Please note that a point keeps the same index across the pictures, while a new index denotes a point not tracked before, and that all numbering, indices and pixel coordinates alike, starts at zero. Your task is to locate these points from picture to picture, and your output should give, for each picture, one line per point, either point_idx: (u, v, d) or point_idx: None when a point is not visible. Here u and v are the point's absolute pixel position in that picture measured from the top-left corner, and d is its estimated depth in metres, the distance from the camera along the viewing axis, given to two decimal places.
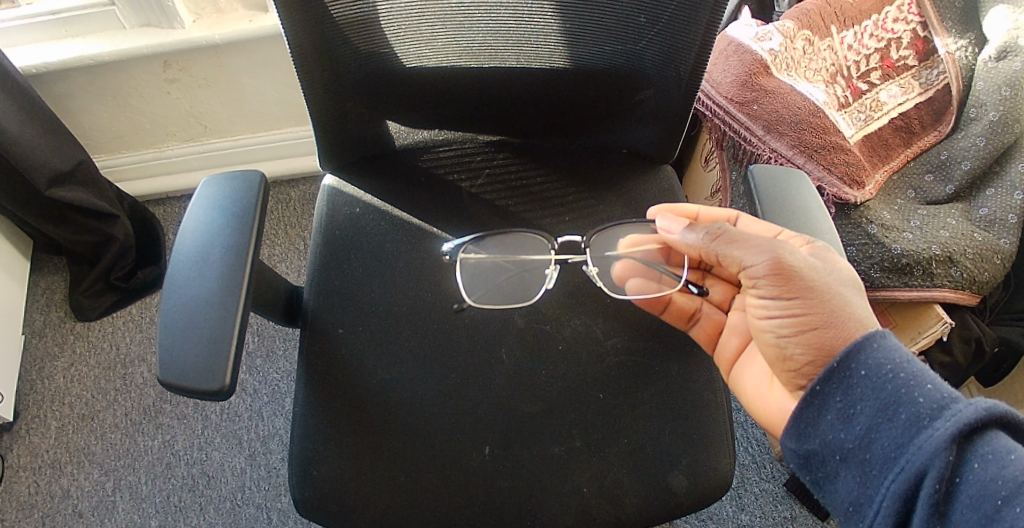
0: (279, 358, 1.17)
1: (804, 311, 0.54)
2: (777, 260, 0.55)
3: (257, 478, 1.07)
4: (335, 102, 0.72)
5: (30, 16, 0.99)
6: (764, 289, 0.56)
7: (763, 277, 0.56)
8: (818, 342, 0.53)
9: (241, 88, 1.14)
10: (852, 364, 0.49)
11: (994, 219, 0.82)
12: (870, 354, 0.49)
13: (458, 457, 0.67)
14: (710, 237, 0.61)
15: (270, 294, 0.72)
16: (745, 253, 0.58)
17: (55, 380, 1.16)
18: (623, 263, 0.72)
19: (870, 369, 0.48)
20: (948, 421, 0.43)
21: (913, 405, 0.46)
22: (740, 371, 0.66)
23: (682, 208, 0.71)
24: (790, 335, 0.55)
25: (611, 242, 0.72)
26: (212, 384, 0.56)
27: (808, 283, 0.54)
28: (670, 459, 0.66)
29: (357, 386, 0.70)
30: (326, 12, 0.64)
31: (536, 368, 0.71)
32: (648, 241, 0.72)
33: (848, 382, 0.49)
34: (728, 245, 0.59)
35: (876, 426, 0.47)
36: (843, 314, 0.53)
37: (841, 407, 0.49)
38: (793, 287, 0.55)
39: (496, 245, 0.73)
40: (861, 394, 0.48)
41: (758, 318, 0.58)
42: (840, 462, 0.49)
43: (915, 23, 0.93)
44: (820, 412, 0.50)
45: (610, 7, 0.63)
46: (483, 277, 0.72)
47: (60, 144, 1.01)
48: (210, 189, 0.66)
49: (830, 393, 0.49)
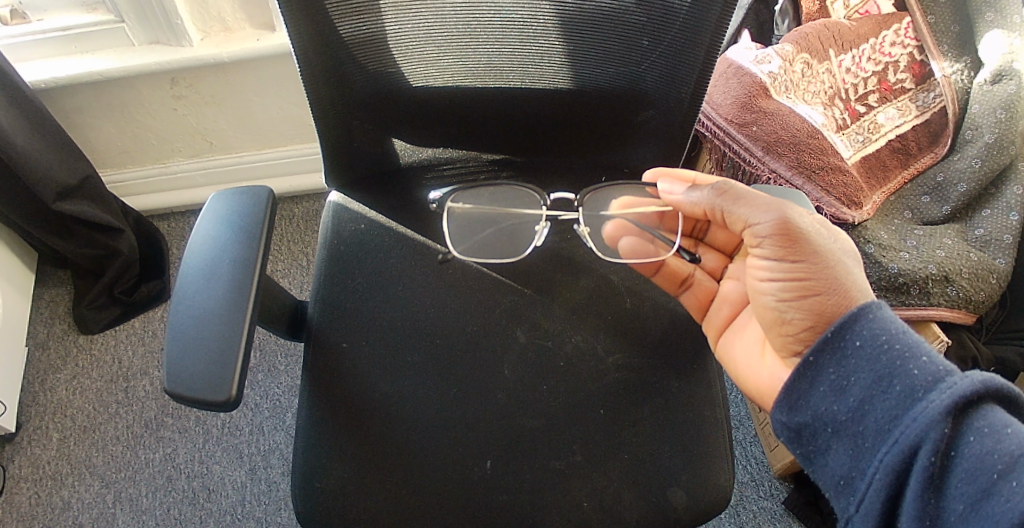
0: (280, 373, 1.17)
1: (808, 275, 0.56)
2: (784, 222, 0.57)
3: (258, 492, 1.07)
4: (343, 122, 0.73)
5: (41, 32, 1.00)
6: (767, 249, 0.59)
7: (767, 237, 0.58)
8: (818, 308, 0.55)
9: (247, 105, 1.16)
10: (848, 334, 0.50)
11: (989, 239, 0.84)
12: (866, 324, 0.50)
13: (461, 473, 0.67)
14: (717, 193, 0.62)
15: (276, 309, 0.73)
16: (752, 211, 0.59)
17: (58, 392, 1.16)
18: (615, 222, 0.73)
19: (865, 338, 0.49)
20: (943, 394, 0.44)
21: (907, 378, 0.47)
22: (729, 339, 0.69)
23: (682, 173, 0.71)
24: (791, 298, 0.57)
25: (604, 202, 0.73)
26: (219, 396, 0.56)
27: (813, 247, 0.57)
28: (670, 474, 0.66)
29: (362, 402, 0.70)
30: (336, 34, 0.64)
31: (538, 384, 0.72)
32: (643, 204, 0.72)
33: (841, 350, 0.50)
34: (734, 203, 0.61)
35: (870, 399, 0.48)
36: (844, 282, 0.55)
37: (835, 379, 0.50)
38: (798, 248, 0.57)
39: (485, 195, 0.74)
40: (855, 365, 0.49)
41: (760, 279, 0.60)
42: (831, 435, 0.50)
43: (912, 46, 0.95)
44: (813, 385, 0.51)
45: (612, 31, 0.64)
46: (474, 230, 0.73)
47: (67, 157, 1.02)
48: (219, 204, 0.67)
49: (824, 362, 0.51)
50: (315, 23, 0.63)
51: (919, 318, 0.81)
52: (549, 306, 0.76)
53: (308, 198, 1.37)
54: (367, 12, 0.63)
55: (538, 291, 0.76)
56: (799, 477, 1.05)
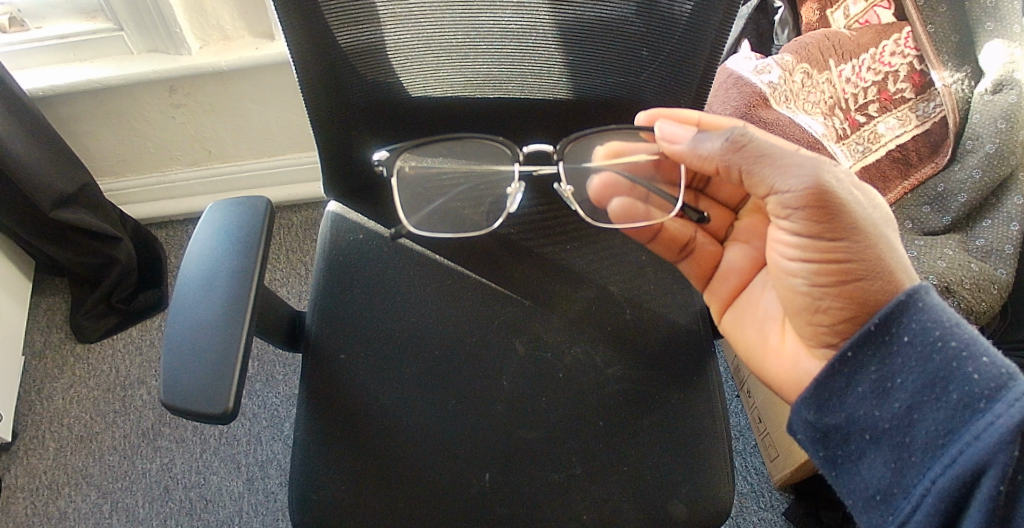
0: (278, 383, 1.17)
1: (849, 258, 0.53)
2: (826, 196, 0.52)
3: (255, 503, 1.06)
4: (340, 132, 0.73)
5: (40, 39, 1.00)
6: (799, 221, 0.54)
7: (797, 209, 0.54)
8: (859, 294, 0.53)
9: (246, 114, 1.15)
10: (894, 329, 0.48)
11: (991, 248, 0.83)
12: (917, 315, 0.48)
13: (460, 486, 0.67)
14: (733, 147, 0.56)
15: (274, 320, 0.72)
16: (782, 176, 0.54)
17: (55, 401, 1.15)
18: (602, 176, 0.68)
19: (914, 334, 0.47)
20: (1011, 409, 0.43)
21: (964, 385, 0.45)
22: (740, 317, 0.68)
23: (683, 112, 0.65)
24: (829, 282, 0.54)
25: (589, 153, 0.67)
26: (215, 409, 0.56)
27: (856, 224, 0.52)
28: (670, 487, 0.66)
29: (359, 415, 0.69)
30: (334, 43, 0.64)
31: (537, 395, 0.71)
32: (634, 151, 0.66)
33: (887, 348, 0.48)
34: (757, 162, 0.55)
35: (920, 406, 0.47)
36: (885, 262, 0.52)
37: (877, 379, 0.49)
38: (837, 221, 0.52)
39: (442, 152, 0.68)
40: (901, 365, 0.48)
41: (793, 259, 0.57)
42: (870, 442, 0.49)
43: (912, 56, 0.95)
44: (851, 385, 0.50)
45: (612, 41, 0.64)
46: (429, 194, 0.69)
47: (65, 165, 1.01)
48: (217, 214, 0.67)
49: (864, 358, 0.49)
50: (314, 33, 0.63)
51: None
52: (548, 317, 0.75)
53: (307, 207, 1.37)
54: (366, 22, 0.63)
55: (537, 301, 0.76)
56: (799, 488, 1.04)
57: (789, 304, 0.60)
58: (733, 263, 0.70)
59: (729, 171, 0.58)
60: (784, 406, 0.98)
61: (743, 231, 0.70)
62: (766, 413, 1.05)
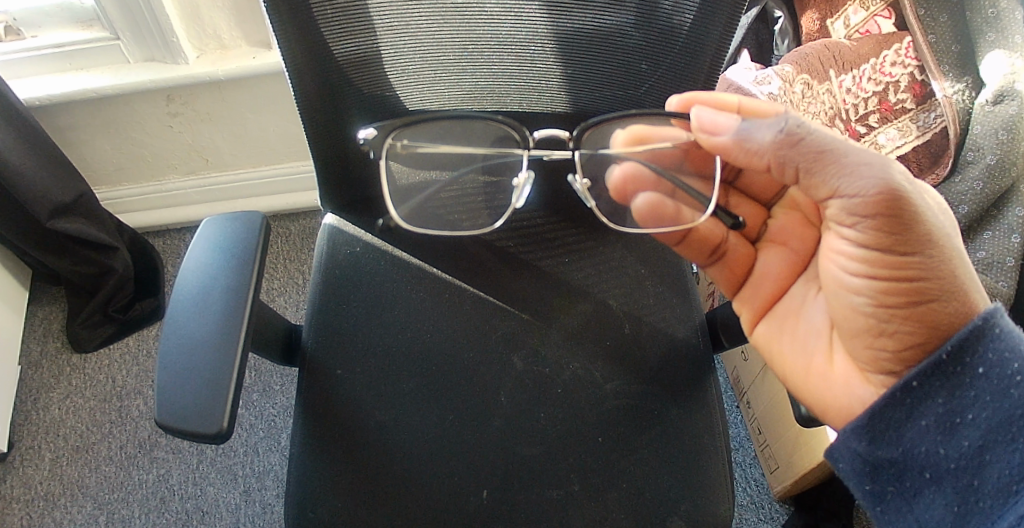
0: (276, 393, 1.16)
1: (920, 274, 0.52)
2: (901, 205, 0.51)
3: (252, 515, 1.06)
4: (337, 145, 0.72)
5: (36, 48, 0.99)
6: (868, 231, 0.53)
7: (868, 220, 0.52)
8: (930, 314, 0.53)
9: (243, 123, 1.15)
10: (970, 359, 0.50)
11: (992, 261, 0.83)
12: (994, 346, 0.49)
13: (456, 504, 0.66)
14: (789, 142, 0.53)
15: (271, 335, 0.72)
16: (847, 180, 0.52)
17: (51, 411, 1.15)
18: (625, 167, 0.65)
19: (990, 366, 0.49)
20: None
21: None
22: (777, 330, 0.66)
23: (721, 99, 0.62)
24: (895, 298, 0.54)
25: (611, 140, 0.64)
26: (211, 427, 0.55)
27: (927, 237, 0.52)
28: (670, 505, 0.65)
29: (356, 431, 0.69)
30: (330, 55, 0.63)
31: (535, 410, 0.71)
32: (660, 138, 0.63)
33: (958, 380, 0.50)
34: (818, 164, 0.53)
35: (988, 447, 0.49)
36: (954, 279, 0.53)
37: (945, 412, 0.50)
38: (911, 232, 0.51)
39: (437, 133, 0.65)
40: (973, 398, 0.50)
41: (854, 270, 0.56)
42: (929, 480, 0.51)
43: (913, 67, 0.94)
44: (913, 417, 0.52)
45: (610, 56, 0.64)
46: (425, 183, 0.67)
47: (62, 175, 1.01)
48: (212, 230, 0.66)
49: (933, 390, 0.51)
50: (311, 46, 0.62)
51: None
52: (547, 331, 0.75)
53: (305, 216, 1.36)
54: (362, 34, 0.62)
55: (535, 314, 0.76)
56: (798, 500, 1.04)
57: (844, 323, 0.59)
58: (769, 268, 0.67)
59: (783, 168, 0.55)
60: (783, 418, 0.98)
61: (778, 232, 0.67)
62: (766, 424, 1.05)
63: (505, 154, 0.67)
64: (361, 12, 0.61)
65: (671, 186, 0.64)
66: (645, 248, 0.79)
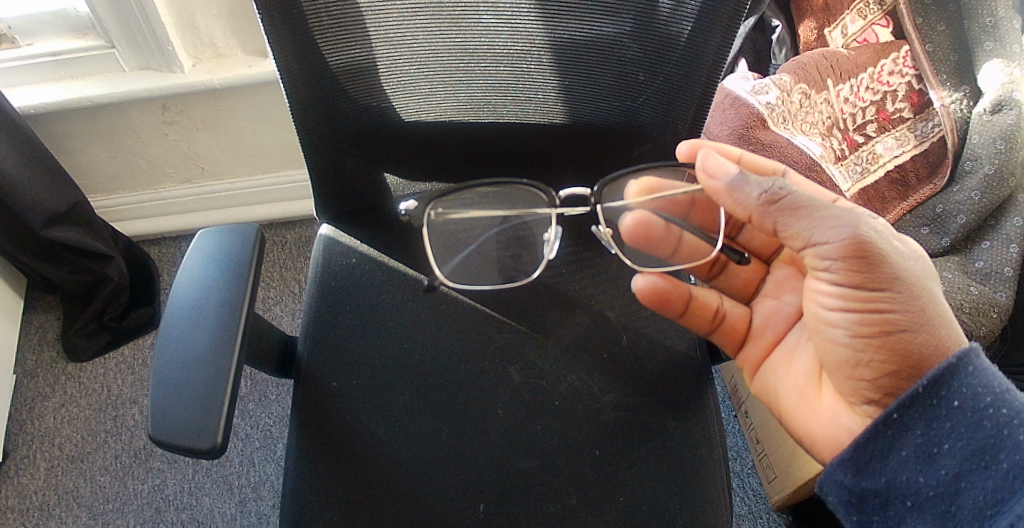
0: (271, 403, 1.16)
1: (889, 309, 0.55)
2: (863, 243, 0.54)
3: (247, 525, 1.05)
4: (334, 156, 0.72)
5: (29, 56, 0.99)
6: (838, 272, 0.56)
7: (837, 260, 0.55)
8: (900, 343, 0.55)
9: (239, 131, 1.14)
10: (944, 393, 0.51)
11: (990, 271, 0.81)
12: (968, 382, 0.51)
13: (453, 518, 0.65)
14: (770, 200, 0.57)
15: (266, 347, 0.71)
16: (816, 229, 0.55)
17: (46, 420, 1.14)
18: (636, 215, 0.68)
19: (964, 400, 0.51)
20: None
21: (1014, 454, 0.48)
22: (772, 369, 0.68)
23: (725, 148, 0.67)
24: (868, 334, 0.56)
25: (625, 191, 0.67)
26: (204, 443, 0.55)
27: (895, 274, 0.54)
28: (668, 518, 0.64)
29: (350, 444, 0.68)
30: (325, 65, 0.63)
31: (532, 423, 0.70)
32: (669, 189, 0.66)
33: (931, 412, 0.52)
34: (792, 214, 0.56)
35: (964, 474, 0.50)
36: (924, 310, 0.55)
37: (923, 443, 0.52)
38: (879, 269, 0.54)
39: (473, 198, 0.69)
40: (949, 429, 0.51)
41: (829, 308, 0.58)
42: (910, 507, 0.52)
43: (910, 76, 0.95)
44: (895, 448, 0.53)
45: (608, 66, 0.64)
46: (462, 242, 0.70)
47: (57, 183, 1.00)
48: (206, 242, 0.66)
49: (911, 421, 0.52)
50: (307, 57, 0.62)
51: None
52: (543, 344, 0.74)
53: (301, 223, 1.36)
54: (359, 42, 0.62)
55: (531, 325, 0.75)
56: (798, 510, 1.03)
57: (828, 357, 0.61)
58: (767, 317, 0.70)
59: (763, 222, 0.58)
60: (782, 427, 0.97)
61: (773, 286, 0.71)
62: (764, 434, 1.04)
63: (527, 215, 0.70)
64: (355, 20, 0.60)
65: (676, 234, 0.68)
66: None
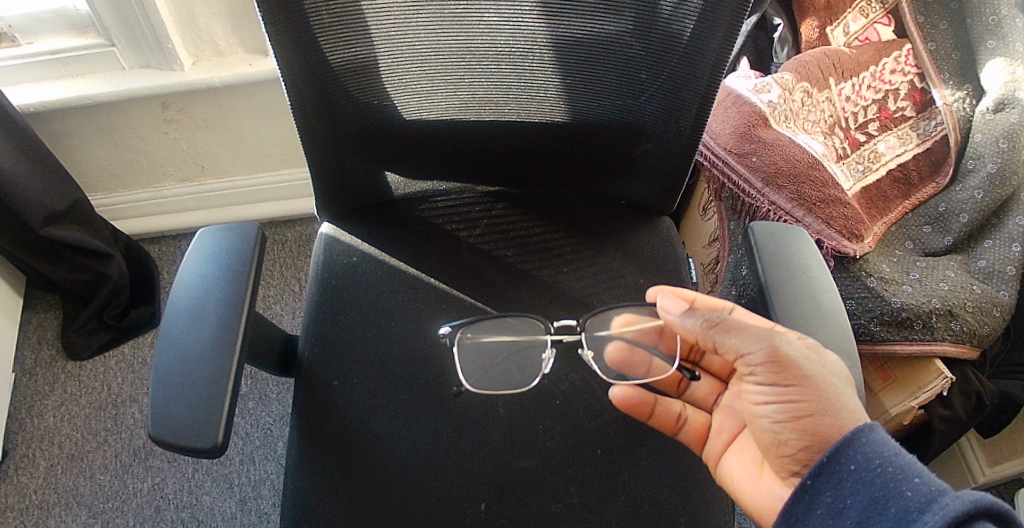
0: (272, 401, 1.16)
1: (803, 399, 0.53)
2: (779, 350, 0.53)
3: (247, 524, 1.05)
4: (335, 154, 0.72)
5: (29, 55, 0.99)
6: (761, 376, 0.55)
7: (760, 365, 0.55)
8: (814, 429, 0.52)
9: (240, 129, 1.14)
10: (841, 459, 0.47)
11: (993, 270, 0.81)
12: (860, 448, 0.47)
13: (454, 517, 0.65)
14: (707, 324, 0.58)
15: (265, 347, 0.71)
16: (742, 341, 0.55)
17: (45, 419, 1.14)
18: (617, 344, 0.68)
19: (859, 462, 0.46)
20: (936, 514, 0.40)
21: (903, 498, 0.43)
22: (730, 465, 0.63)
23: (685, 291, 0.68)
24: (785, 421, 0.54)
25: (608, 321, 0.68)
26: (205, 442, 0.54)
27: (807, 372, 0.53)
28: (669, 519, 0.64)
29: (350, 444, 0.68)
30: (326, 62, 0.63)
31: (533, 423, 0.70)
32: (644, 322, 0.67)
33: (831, 475, 0.47)
34: (727, 333, 0.57)
35: (867, 521, 0.44)
36: (839, 403, 0.52)
37: (832, 501, 0.47)
38: (795, 369, 0.53)
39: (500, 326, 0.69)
40: (848, 486, 0.46)
41: (755, 404, 0.57)
42: None
43: (913, 74, 0.95)
44: (810, 508, 0.48)
45: (609, 65, 0.63)
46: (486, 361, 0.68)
47: (56, 182, 1.00)
48: (206, 241, 0.66)
49: (820, 486, 0.48)
50: (307, 54, 0.61)
51: (923, 354, 0.78)
52: None
53: (301, 221, 1.36)
54: (359, 40, 0.62)
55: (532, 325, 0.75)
56: None
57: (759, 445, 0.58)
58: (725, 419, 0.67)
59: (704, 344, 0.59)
60: None
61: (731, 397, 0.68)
62: None
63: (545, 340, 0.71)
64: (357, 17, 0.60)
65: (649, 359, 0.68)
66: (643, 258, 0.79)
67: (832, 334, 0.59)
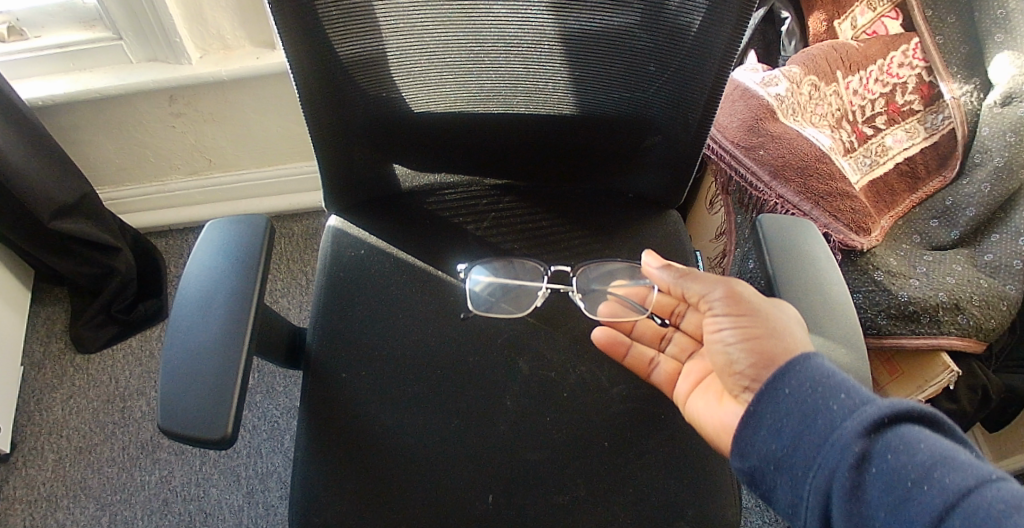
0: (279, 395, 1.16)
1: (752, 326, 0.57)
2: (730, 289, 0.59)
3: (255, 516, 1.06)
4: (342, 146, 0.72)
5: (37, 48, 0.99)
6: (717, 311, 0.60)
7: (718, 301, 0.60)
8: (761, 351, 0.55)
9: (246, 123, 1.14)
10: (778, 382, 0.49)
11: (999, 264, 0.81)
12: (795, 374, 0.48)
13: (463, 507, 0.65)
14: (678, 275, 0.65)
15: (275, 338, 0.71)
16: (702, 284, 0.62)
17: (54, 412, 1.15)
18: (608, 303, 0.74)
19: (794, 385, 0.48)
20: (856, 420, 0.44)
21: (834, 411, 0.46)
22: (695, 403, 0.63)
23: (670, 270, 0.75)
24: (734, 346, 0.57)
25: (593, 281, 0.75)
26: (215, 433, 0.55)
27: (755, 305, 0.58)
28: (677, 512, 0.64)
29: (360, 436, 0.68)
30: (335, 55, 0.63)
31: (541, 415, 0.70)
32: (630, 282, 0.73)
33: (770, 397, 0.49)
34: (691, 278, 0.63)
35: (802, 437, 0.46)
36: (785, 329, 0.55)
37: (772, 421, 0.48)
38: (747, 303, 0.58)
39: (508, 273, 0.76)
40: (784, 408, 0.48)
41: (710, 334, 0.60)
42: (772, 473, 0.48)
43: (920, 68, 0.95)
44: (753, 430, 0.49)
45: (618, 57, 0.63)
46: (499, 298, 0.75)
47: (64, 175, 1.00)
48: (215, 233, 0.66)
49: (761, 410, 0.49)
50: (316, 46, 0.62)
51: (929, 347, 0.79)
52: (551, 336, 0.74)
53: (307, 216, 1.36)
54: (368, 32, 0.62)
55: (540, 318, 0.75)
56: None
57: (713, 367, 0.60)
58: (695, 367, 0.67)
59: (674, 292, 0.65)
60: None
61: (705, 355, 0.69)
62: None
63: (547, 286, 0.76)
64: (365, 10, 0.60)
65: (633, 323, 0.74)
66: (650, 251, 0.79)
67: (840, 328, 0.59)
